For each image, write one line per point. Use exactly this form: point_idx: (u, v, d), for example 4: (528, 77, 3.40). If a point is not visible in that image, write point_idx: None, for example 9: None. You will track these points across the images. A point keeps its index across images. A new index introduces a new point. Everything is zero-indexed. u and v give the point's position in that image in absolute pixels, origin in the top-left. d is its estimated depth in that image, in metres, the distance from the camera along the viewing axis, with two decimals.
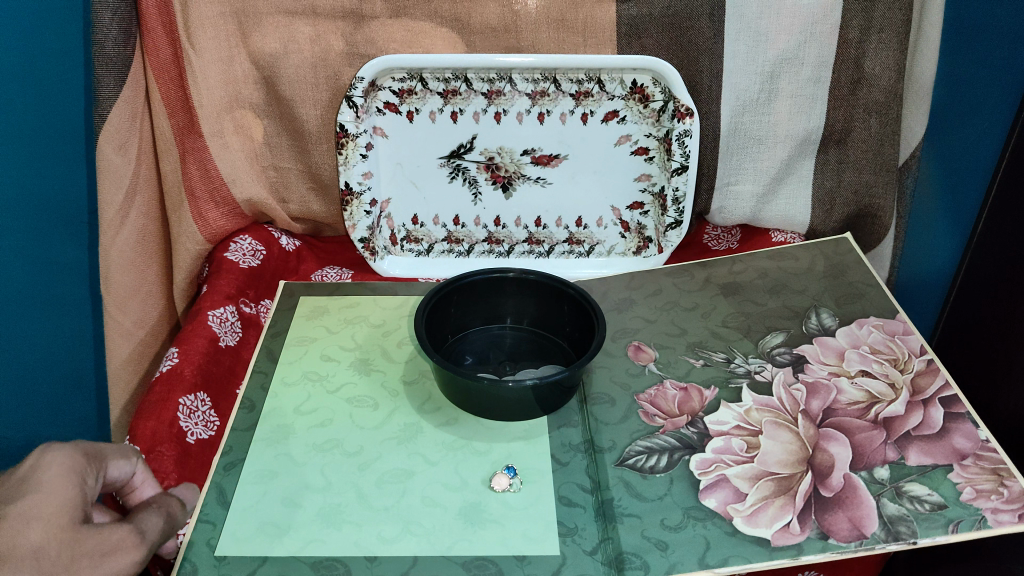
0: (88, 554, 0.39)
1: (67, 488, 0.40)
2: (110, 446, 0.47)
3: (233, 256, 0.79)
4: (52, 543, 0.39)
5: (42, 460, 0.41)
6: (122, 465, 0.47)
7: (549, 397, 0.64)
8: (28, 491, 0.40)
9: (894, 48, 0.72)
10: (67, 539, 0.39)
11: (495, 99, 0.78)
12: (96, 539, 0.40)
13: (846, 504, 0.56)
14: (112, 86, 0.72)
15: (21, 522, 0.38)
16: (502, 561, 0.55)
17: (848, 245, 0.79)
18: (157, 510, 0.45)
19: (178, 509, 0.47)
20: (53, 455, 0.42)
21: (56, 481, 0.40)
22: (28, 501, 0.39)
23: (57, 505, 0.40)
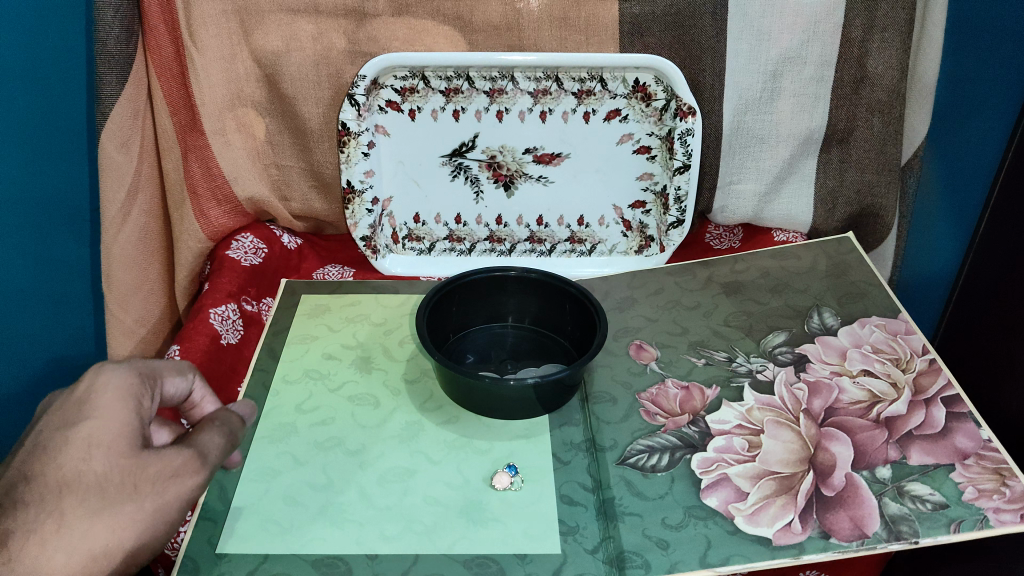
0: (148, 479, 0.42)
1: (121, 413, 0.43)
2: (167, 362, 0.50)
3: (235, 254, 0.79)
4: (115, 469, 0.42)
5: (100, 382, 0.44)
6: (179, 381, 0.50)
7: (550, 396, 0.64)
8: (86, 416, 0.43)
9: (898, 47, 0.71)
10: (126, 464, 0.42)
11: (498, 97, 0.78)
12: (155, 462, 0.43)
13: (848, 503, 0.55)
14: (114, 84, 0.72)
15: (84, 448, 0.42)
16: (503, 559, 0.55)
17: (851, 244, 0.79)
18: (217, 427, 0.47)
19: (238, 421, 0.49)
20: (109, 377, 0.45)
21: (113, 405, 0.43)
22: (87, 426, 0.42)
23: (114, 433, 0.43)
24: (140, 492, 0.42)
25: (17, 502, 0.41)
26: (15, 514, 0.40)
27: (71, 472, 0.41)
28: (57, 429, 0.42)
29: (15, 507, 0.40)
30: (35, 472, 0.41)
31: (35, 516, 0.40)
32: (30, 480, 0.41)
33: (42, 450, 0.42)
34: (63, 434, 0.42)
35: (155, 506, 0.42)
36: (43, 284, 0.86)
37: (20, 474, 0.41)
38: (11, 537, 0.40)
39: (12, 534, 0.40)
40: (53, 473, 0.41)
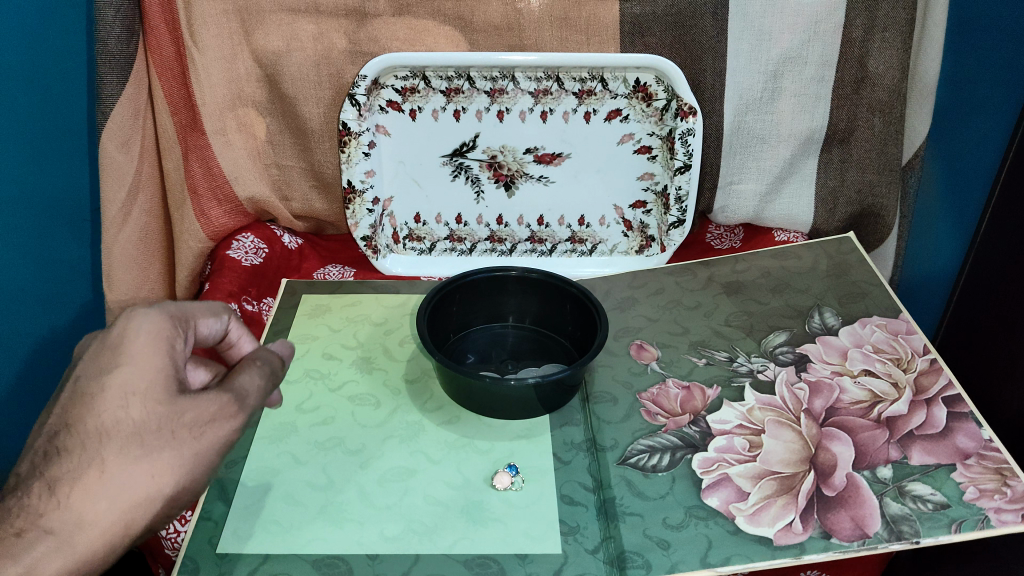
0: (187, 426, 0.41)
1: (154, 359, 0.41)
2: (199, 303, 0.48)
3: (235, 254, 0.79)
4: (153, 417, 0.40)
5: (132, 326, 0.42)
6: (213, 321, 0.48)
7: (551, 396, 0.63)
8: (121, 362, 0.41)
9: (899, 47, 0.71)
10: (164, 411, 0.41)
11: (498, 97, 0.78)
12: (193, 409, 0.41)
13: (849, 503, 0.55)
14: (115, 83, 0.72)
15: (121, 396, 0.40)
16: (504, 559, 0.55)
17: (851, 244, 0.79)
18: (257, 368, 0.46)
19: (276, 361, 0.48)
20: (141, 322, 0.42)
21: (146, 349, 0.41)
22: (123, 373, 0.40)
23: (149, 381, 0.41)
24: (180, 439, 0.41)
25: (59, 451, 0.39)
26: (58, 463, 0.39)
27: (108, 421, 0.40)
28: (92, 375, 0.41)
29: (57, 456, 0.39)
30: (74, 420, 0.40)
31: (76, 466, 0.39)
32: (70, 429, 0.40)
33: (80, 398, 0.40)
34: (100, 381, 0.40)
35: (196, 452, 0.41)
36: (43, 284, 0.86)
37: (59, 423, 0.40)
38: (56, 486, 0.39)
39: (56, 483, 0.39)
40: (92, 422, 0.40)
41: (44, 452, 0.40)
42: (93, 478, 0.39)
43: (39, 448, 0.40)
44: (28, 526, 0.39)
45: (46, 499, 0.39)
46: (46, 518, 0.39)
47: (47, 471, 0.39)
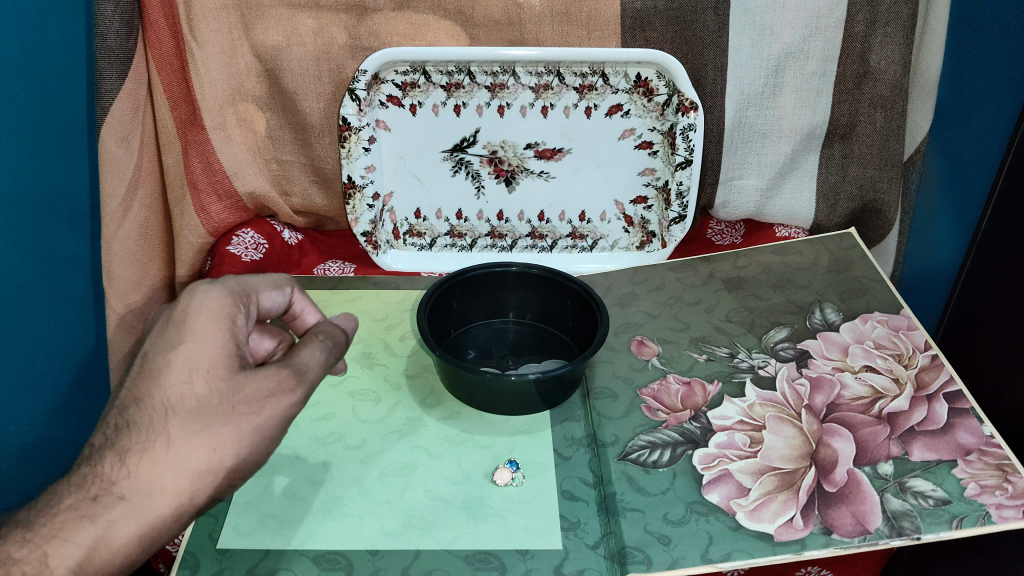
0: (246, 401, 0.43)
1: (216, 336, 0.43)
2: (262, 278, 0.50)
3: (235, 249, 0.80)
4: (214, 393, 0.42)
5: (195, 304, 0.44)
6: (275, 296, 0.50)
7: (551, 392, 0.63)
8: (185, 339, 0.43)
9: (901, 42, 0.71)
10: (225, 386, 0.42)
11: (499, 92, 0.78)
12: (252, 384, 0.43)
13: (850, 499, 0.55)
14: (115, 78, 0.72)
15: (185, 372, 0.42)
16: (504, 555, 0.55)
17: (853, 240, 0.79)
18: (318, 341, 0.48)
19: (338, 333, 0.50)
20: (203, 298, 0.44)
21: (207, 326, 0.43)
22: (186, 350, 0.42)
23: (209, 358, 0.42)
24: (240, 413, 0.42)
25: (128, 424, 0.41)
26: (126, 436, 0.41)
27: (174, 396, 0.41)
28: (157, 352, 0.42)
29: (126, 429, 0.41)
30: (142, 395, 0.42)
31: (143, 439, 0.40)
32: (138, 403, 0.41)
33: (147, 373, 0.42)
34: (164, 357, 0.42)
35: (254, 426, 0.43)
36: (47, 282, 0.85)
37: (128, 398, 0.42)
38: (126, 457, 0.40)
39: (126, 454, 0.40)
40: (158, 397, 0.41)
41: (115, 425, 0.41)
42: (161, 451, 0.41)
43: (111, 422, 0.41)
44: (103, 492, 0.40)
45: (117, 468, 0.40)
46: (119, 485, 0.40)
47: (118, 443, 0.40)
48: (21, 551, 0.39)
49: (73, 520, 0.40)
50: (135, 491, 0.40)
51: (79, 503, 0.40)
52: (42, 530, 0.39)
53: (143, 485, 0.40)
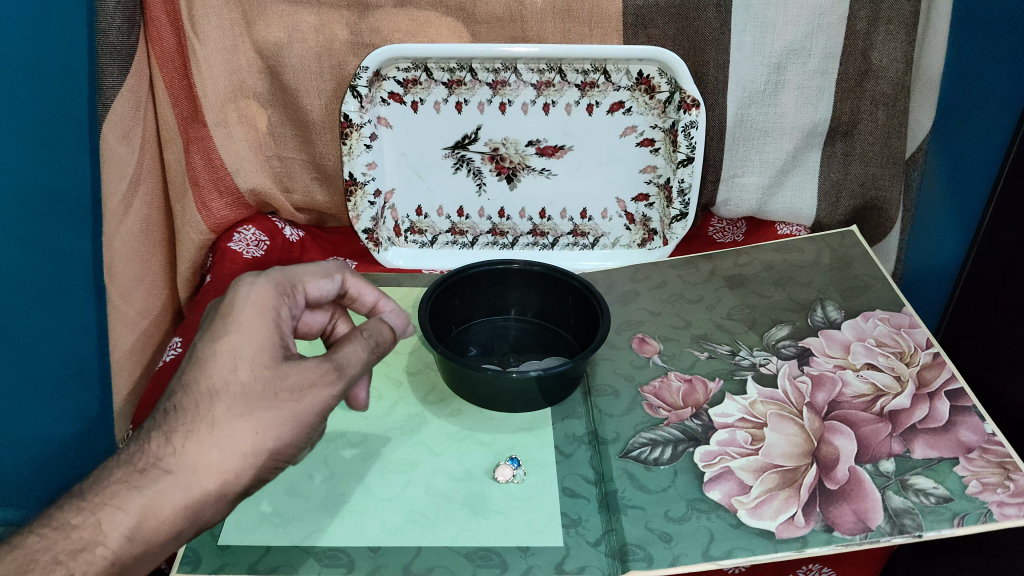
0: (288, 389, 0.46)
1: (260, 328, 0.47)
2: (310, 267, 0.54)
3: (236, 246, 0.79)
4: (257, 380, 0.45)
5: (242, 297, 0.48)
6: (324, 283, 0.54)
7: (553, 388, 0.63)
8: (230, 330, 0.46)
9: (902, 40, 0.71)
10: (268, 374, 0.46)
11: (500, 89, 0.78)
12: (294, 374, 0.46)
13: (851, 496, 0.55)
14: (116, 75, 0.72)
15: (229, 361, 0.46)
16: (505, 551, 0.55)
17: (854, 237, 0.79)
18: (362, 339, 0.49)
19: (385, 331, 0.51)
20: (248, 292, 0.48)
21: (251, 318, 0.47)
22: (231, 340, 0.46)
23: (254, 348, 0.46)
24: (282, 400, 0.46)
25: (176, 408, 0.45)
26: (174, 418, 0.44)
27: (219, 383, 0.45)
28: (204, 342, 0.46)
29: (174, 412, 0.45)
30: (189, 381, 0.45)
31: (189, 420, 0.44)
32: (185, 389, 0.45)
33: (193, 362, 0.46)
34: (210, 347, 0.46)
35: (293, 414, 0.46)
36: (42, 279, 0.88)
37: (177, 384, 0.46)
38: (172, 437, 0.44)
39: (173, 434, 0.44)
40: (204, 383, 0.45)
41: (165, 409, 0.45)
42: (205, 432, 0.44)
43: (161, 406, 0.45)
44: (149, 465, 0.43)
45: (163, 446, 0.44)
46: (165, 461, 0.43)
47: (165, 424, 0.44)
48: (78, 518, 0.42)
49: (123, 490, 0.43)
50: (180, 467, 0.43)
51: (126, 476, 0.43)
52: (95, 499, 0.42)
53: (188, 461, 0.43)
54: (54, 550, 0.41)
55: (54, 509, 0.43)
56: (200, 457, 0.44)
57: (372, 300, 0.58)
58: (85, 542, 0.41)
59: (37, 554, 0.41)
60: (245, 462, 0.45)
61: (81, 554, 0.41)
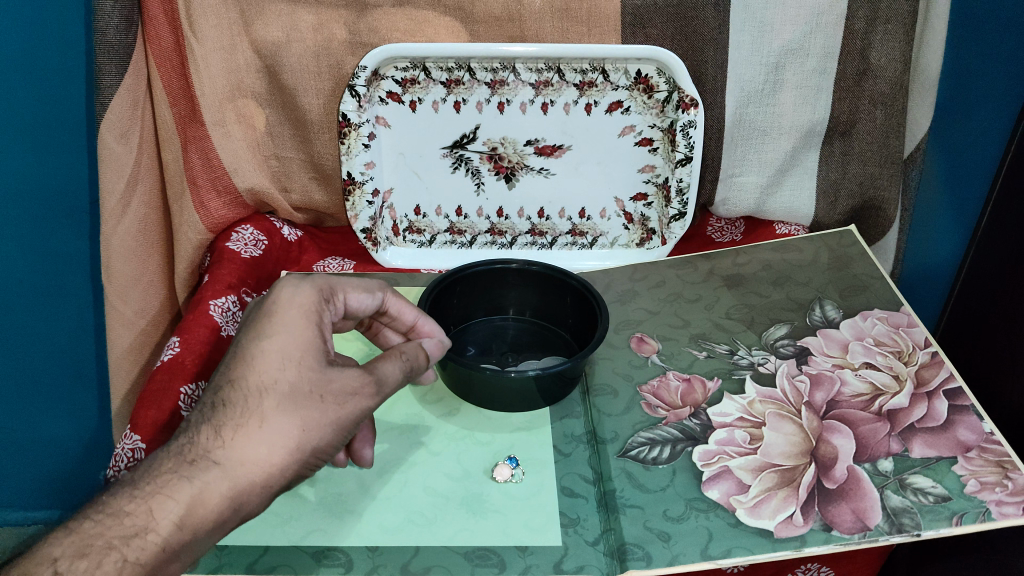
0: (333, 393, 0.48)
1: (305, 330, 0.49)
2: (354, 280, 0.56)
3: (234, 245, 0.78)
4: (303, 380, 0.48)
5: (285, 299, 0.51)
6: (364, 298, 0.57)
7: (552, 388, 0.63)
8: (276, 330, 0.49)
9: (901, 39, 0.71)
10: (315, 376, 0.48)
11: (499, 89, 0.78)
12: (338, 379, 0.49)
13: (850, 495, 0.55)
14: (114, 74, 0.72)
15: (278, 360, 0.48)
16: (504, 551, 0.55)
17: (852, 237, 0.79)
18: (400, 360, 0.53)
19: (420, 357, 0.55)
20: (293, 294, 0.51)
21: (297, 320, 0.50)
22: (278, 340, 0.49)
23: (300, 349, 0.49)
24: (327, 402, 0.48)
25: (224, 403, 0.47)
26: (222, 413, 0.46)
27: (267, 380, 0.47)
28: (251, 340, 0.49)
29: (222, 407, 0.46)
30: (237, 377, 0.47)
31: (238, 416, 0.46)
32: (233, 384, 0.47)
33: (241, 359, 0.48)
34: (258, 345, 0.48)
35: (337, 416, 0.48)
36: (60, 273, 0.96)
37: (223, 380, 0.47)
38: (222, 430, 0.46)
39: (221, 427, 0.46)
40: (253, 380, 0.47)
41: (211, 404, 0.47)
42: (253, 427, 0.46)
43: (207, 401, 0.47)
44: (199, 457, 0.45)
45: (213, 439, 0.45)
46: (214, 453, 0.45)
47: (213, 418, 0.46)
48: (131, 505, 0.43)
49: (173, 479, 0.44)
50: (229, 458, 0.45)
51: (176, 466, 0.45)
52: (147, 487, 0.44)
53: (235, 454, 0.45)
54: (107, 536, 0.42)
55: (109, 497, 0.44)
56: (247, 450, 0.46)
57: (410, 320, 0.60)
58: (137, 528, 0.42)
59: (93, 538, 0.42)
60: (292, 458, 0.47)
61: (135, 539, 0.42)
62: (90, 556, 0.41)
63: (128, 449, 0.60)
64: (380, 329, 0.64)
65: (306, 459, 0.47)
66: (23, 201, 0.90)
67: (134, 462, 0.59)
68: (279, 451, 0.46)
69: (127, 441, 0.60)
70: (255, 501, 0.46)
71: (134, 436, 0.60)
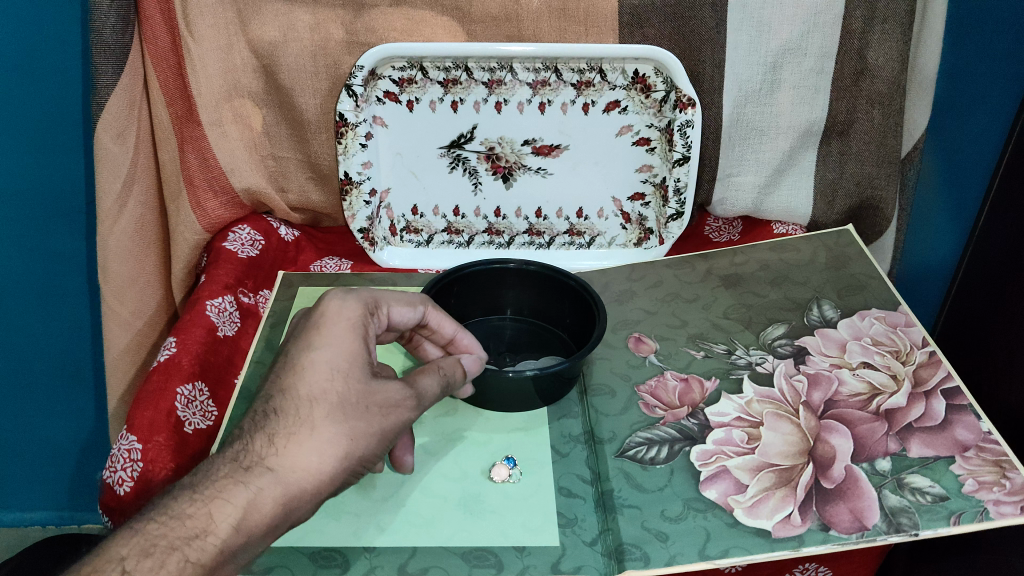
0: (377, 404, 0.49)
1: (351, 344, 0.50)
2: (397, 294, 0.56)
3: (231, 245, 0.77)
4: (351, 392, 0.49)
5: (332, 311, 0.51)
6: (405, 311, 0.57)
7: (548, 388, 0.63)
8: (324, 343, 0.50)
9: (898, 39, 0.71)
10: (362, 389, 0.49)
11: (496, 88, 0.78)
12: (382, 391, 0.50)
13: (847, 495, 0.55)
14: (110, 74, 0.72)
15: (326, 371, 0.49)
16: (501, 552, 0.55)
17: (850, 236, 0.79)
18: (438, 375, 0.54)
19: (457, 373, 0.56)
20: (339, 308, 0.52)
21: (343, 333, 0.50)
22: (326, 352, 0.49)
23: (347, 361, 0.49)
24: (373, 413, 0.49)
25: (276, 411, 0.47)
26: (275, 420, 0.47)
27: (316, 391, 0.48)
28: (299, 350, 0.49)
29: (275, 415, 0.47)
30: (288, 386, 0.48)
31: (291, 423, 0.47)
32: (284, 393, 0.48)
33: (292, 370, 0.49)
34: (308, 356, 0.49)
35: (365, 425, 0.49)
36: (56, 273, 0.96)
37: (275, 389, 0.48)
38: (275, 438, 0.47)
39: (275, 435, 0.47)
40: (303, 390, 0.48)
41: (264, 411, 0.48)
42: (305, 434, 0.47)
43: (258, 409, 0.48)
44: (255, 463, 0.46)
45: (267, 446, 0.46)
46: (269, 459, 0.46)
47: (267, 425, 0.47)
48: (193, 509, 0.44)
49: (230, 483, 0.45)
50: (282, 465, 0.46)
51: (233, 472, 0.45)
52: (207, 491, 0.44)
53: (288, 461, 0.46)
54: (170, 537, 0.42)
55: (171, 499, 0.44)
56: (299, 458, 0.46)
57: (449, 334, 0.60)
58: (198, 530, 0.43)
59: (157, 538, 0.42)
60: (327, 465, 0.47)
61: (196, 540, 0.43)
62: (155, 556, 0.41)
63: (125, 449, 0.60)
64: (421, 342, 0.63)
65: (352, 467, 0.48)
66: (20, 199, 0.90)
67: (130, 462, 0.59)
68: (324, 458, 0.47)
69: (124, 441, 0.60)
70: (297, 507, 0.46)
71: (130, 436, 0.60)
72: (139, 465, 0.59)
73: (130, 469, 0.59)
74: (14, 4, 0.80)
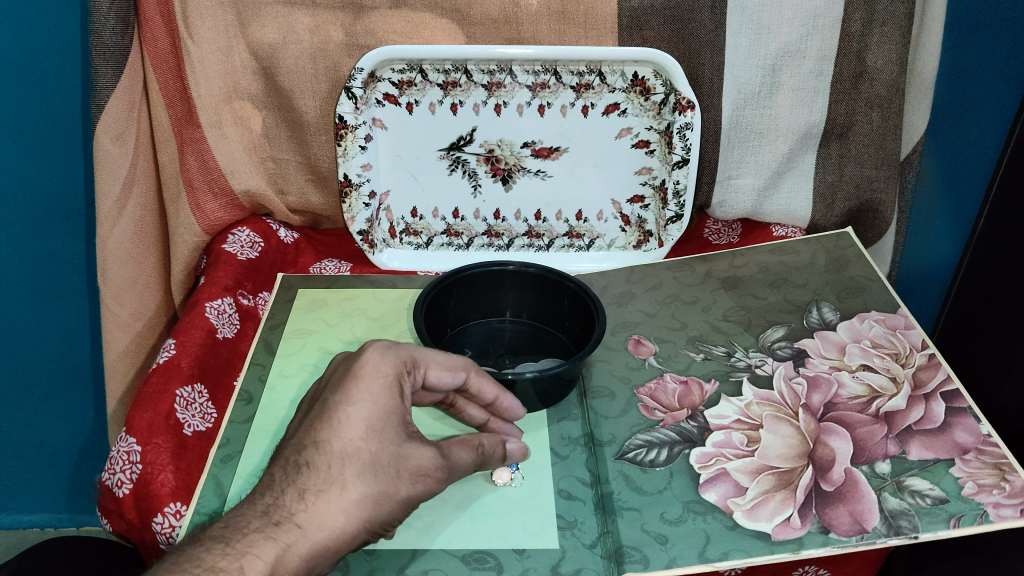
0: (409, 471, 0.49)
1: (388, 403, 0.49)
2: (441, 356, 0.54)
3: (230, 248, 0.78)
4: (383, 453, 0.48)
5: (372, 365, 0.50)
6: (445, 376, 0.54)
7: (547, 390, 0.63)
8: (361, 398, 0.49)
9: (898, 42, 0.71)
10: (394, 451, 0.48)
11: (496, 91, 0.78)
12: (415, 457, 0.49)
13: (847, 498, 0.55)
14: (110, 76, 0.72)
15: (361, 429, 0.48)
16: (501, 556, 0.55)
17: (849, 239, 0.78)
18: (475, 450, 0.54)
19: (496, 452, 0.56)
20: (379, 364, 0.50)
21: (381, 390, 0.49)
22: (362, 409, 0.48)
23: (383, 421, 0.49)
24: (402, 478, 0.48)
25: (308, 466, 0.46)
26: (306, 477, 0.46)
27: (349, 449, 0.47)
28: (336, 402, 0.49)
29: (306, 471, 0.46)
30: (321, 440, 0.47)
31: (322, 482, 0.46)
32: (317, 446, 0.47)
33: (327, 422, 0.48)
34: (345, 412, 0.48)
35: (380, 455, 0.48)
36: (55, 275, 0.96)
37: (307, 441, 0.47)
38: (306, 493, 0.46)
39: (305, 492, 0.46)
40: (337, 445, 0.47)
41: (296, 464, 0.47)
42: (335, 494, 0.46)
43: (290, 459, 0.47)
44: (284, 519, 0.45)
45: (297, 502, 0.45)
46: (297, 516, 0.45)
47: (297, 481, 0.46)
48: (225, 561, 0.43)
49: (260, 539, 0.44)
50: (309, 522, 0.45)
51: (263, 527, 0.44)
52: (238, 546, 0.43)
53: (317, 519, 0.45)
54: None
55: (203, 552, 0.43)
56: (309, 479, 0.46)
57: (491, 398, 0.58)
58: None
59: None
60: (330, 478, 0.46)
61: None
62: None
63: (123, 451, 0.60)
64: (462, 407, 0.60)
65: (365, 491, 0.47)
66: (22, 202, 0.91)
67: (129, 464, 0.59)
68: (350, 517, 0.46)
69: (122, 444, 0.60)
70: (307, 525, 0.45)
71: (129, 438, 0.60)
72: (138, 467, 0.59)
73: (128, 472, 0.59)
74: (16, 6, 0.80)
